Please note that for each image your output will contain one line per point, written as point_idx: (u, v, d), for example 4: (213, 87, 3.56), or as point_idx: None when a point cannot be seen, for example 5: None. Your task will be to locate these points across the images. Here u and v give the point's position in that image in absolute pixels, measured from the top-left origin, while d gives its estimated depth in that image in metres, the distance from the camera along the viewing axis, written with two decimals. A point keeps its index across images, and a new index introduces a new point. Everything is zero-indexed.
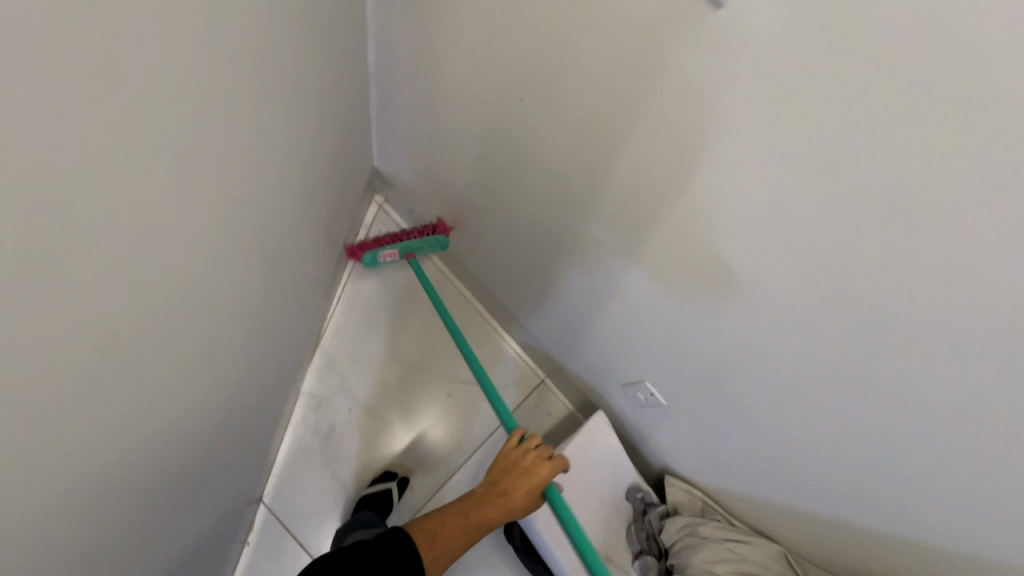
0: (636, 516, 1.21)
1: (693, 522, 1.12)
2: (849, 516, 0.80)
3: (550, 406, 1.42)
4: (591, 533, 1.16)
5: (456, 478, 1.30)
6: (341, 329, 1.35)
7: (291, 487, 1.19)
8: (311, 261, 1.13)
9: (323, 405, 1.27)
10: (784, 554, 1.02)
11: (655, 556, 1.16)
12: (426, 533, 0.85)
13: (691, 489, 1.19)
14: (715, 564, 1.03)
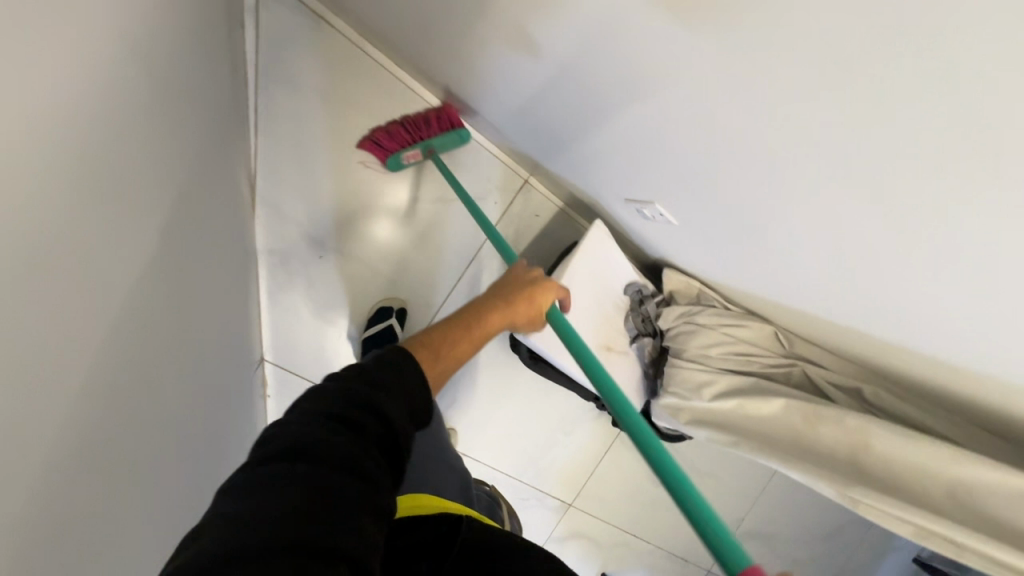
0: (633, 306, 1.24)
1: (689, 311, 1.16)
2: (840, 312, 0.86)
3: (539, 207, 1.28)
4: (596, 332, 1.20)
5: (456, 295, 1.22)
6: (274, 162, 1.08)
7: (289, 344, 1.14)
8: (209, 89, 0.80)
9: (290, 258, 1.11)
10: (774, 333, 1.08)
11: (652, 336, 1.25)
12: (426, 347, 0.68)
13: (689, 278, 1.19)
14: (709, 348, 1.11)
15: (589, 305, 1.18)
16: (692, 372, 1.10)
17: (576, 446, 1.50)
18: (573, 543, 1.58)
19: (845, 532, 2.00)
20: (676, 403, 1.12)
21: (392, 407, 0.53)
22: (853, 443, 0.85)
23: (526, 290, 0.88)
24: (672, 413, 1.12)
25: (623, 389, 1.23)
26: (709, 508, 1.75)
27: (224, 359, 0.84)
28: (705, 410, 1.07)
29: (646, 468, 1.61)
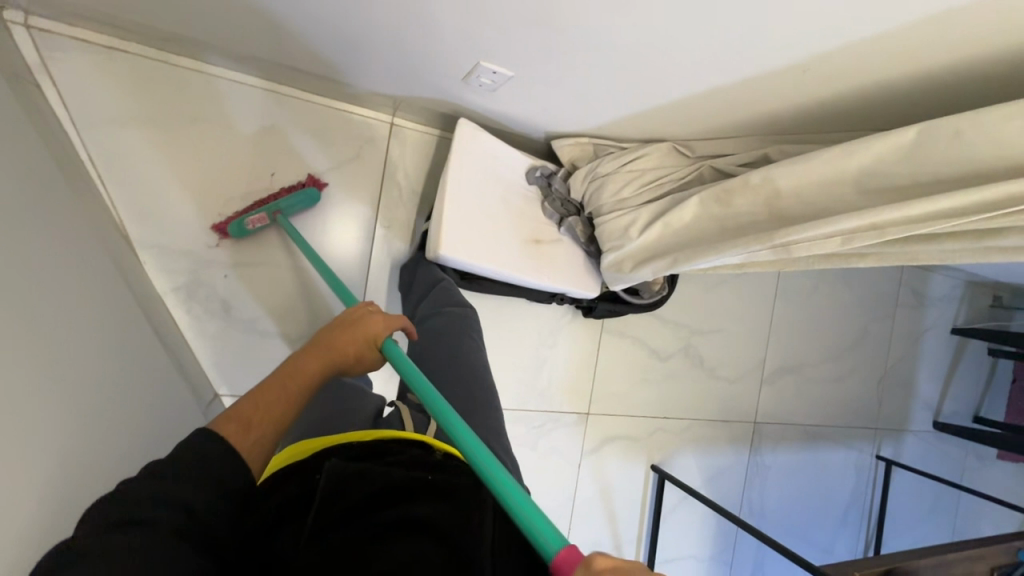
0: (545, 193, 1.21)
1: (591, 168, 1.12)
2: (702, 78, 0.84)
3: (415, 143, 1.27)
4: (518, 230, 1.16)
5: (376, 261, 1.26)
6: (137, 207, 1.07)
7: (236, 369, 1.15)
8: (31, 164, 0.80)
9: (197, 288, 1.11)
10: (671, 147, 1.07)
11: (575, 214, 1.22)
12: (240, 422, 0.55)
13: (577, 137, 1.17)
14: (622, 191, 1.08)
15: (496, 205, 1.14)
16: (618, 222, 1.08)
17: (566, 356, 1.48)
18: (609, 448, 1.56)
19: (869, 328, 1.99)
20: (616, 257, 1.10)
21: (196, 495, 0.48)
22: (764, 198, 0.83)
23: (368, 319, 0.75)
24: (617, 266, 1.10)
25: (568, 273, 1.21)
26: (728, 362, 1.72)
27: (138, 399, 0.84)
28: (640, 249, 1.05)
29: (646, 348, 1.59)
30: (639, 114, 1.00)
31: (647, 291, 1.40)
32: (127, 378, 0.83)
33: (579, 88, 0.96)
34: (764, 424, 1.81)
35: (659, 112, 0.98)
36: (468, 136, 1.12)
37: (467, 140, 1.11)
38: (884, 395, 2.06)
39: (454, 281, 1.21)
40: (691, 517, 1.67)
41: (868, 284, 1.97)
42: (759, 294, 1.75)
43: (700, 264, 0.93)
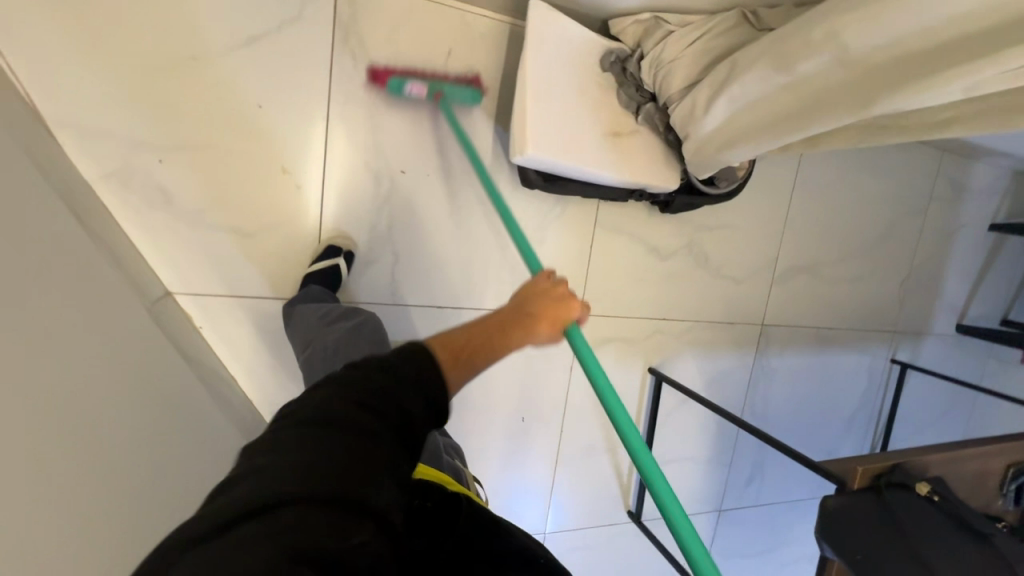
0: (619, 80, 1.11)
1: (656, 55, 1.04)
2: None
3: (369, 0, 1.08)
4: (593, 118, 1.08)
5: (334, 144, 1.12)
6: (43, 77, 0.93)
7: (187, 265, 1.06)
8: None
9: (131, 175, 1.00)
10: (742, 15, 0.97)
11: (652, 101, 1.14)
12: (450, 352, 0.60)
13: (637, 15, 1.07)
14: (695, 74, 1.00)
15: (559, 92, 1.02)
16: (684, 107, 1.00)
17: (556, 254, 1.36)
18: (603, 351, 1.48)
19: (896, 225, 1.81)
20: (695, 146, 1.01)
21: (407, 399, 0.54)
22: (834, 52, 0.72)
23: (561, 295, 0.75)
24: (698, 154, 1.02)
25: (647, 169, 1.15)
26: (737, 261, 1.58)
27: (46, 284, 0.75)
28: (712, 136, 0.97)
29: (645, 246, 1.45)
30: None
31: (723, 181, 1.29)
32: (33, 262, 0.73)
33: None
34: (772, 327, 1.70)
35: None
36: (541, 14, 0.99)
37: (540, 18, 0.98)
38: (907, 296, 1.92)
39: (535, 183, 1.08)
40: (688, 420, 1.62)
41: (900, 174, 1.76)
42: (775, 185, 1.57)
43: (769, 145, 0.88)
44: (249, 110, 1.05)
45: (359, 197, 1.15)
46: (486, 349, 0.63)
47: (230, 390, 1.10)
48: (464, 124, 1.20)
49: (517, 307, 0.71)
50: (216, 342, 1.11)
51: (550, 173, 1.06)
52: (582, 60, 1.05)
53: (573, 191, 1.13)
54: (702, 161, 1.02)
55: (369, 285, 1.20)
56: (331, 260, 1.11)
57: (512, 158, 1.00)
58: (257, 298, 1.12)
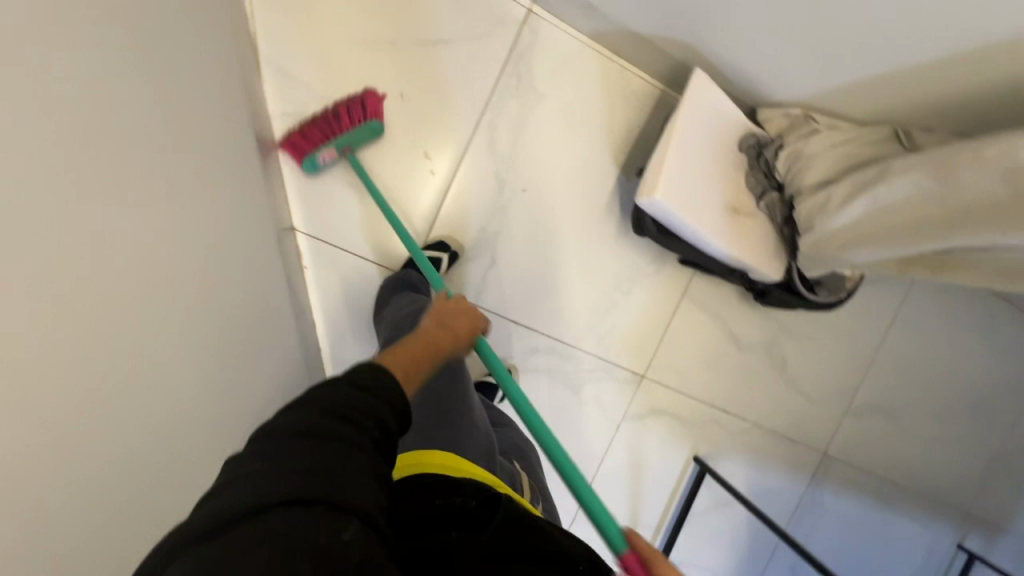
0: (752, 162, 1.15)
1: (797, 147, 1.08)
2: None
3: (547, 37, 1.21)
4: (720, 189, 1.12)
5: (474, 146, 1.22)
6: (272, 27, 1.10)
7: (316, 208, 1.16)
8: None
9: (303, 121, 1.14)
10: (895, 131, 0.98)
11: (778, 191, 1.16)
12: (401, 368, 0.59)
13: (788, 108, 1.12)
14: (830, 173, 1.03)
15: (696, 155, 1.08)
16: (815, 199, 1.01)
17: (637, 308, 1.37)
18: (654, 422, 1.43)
19: (992, 397, 1.68)
20: (816, 239, 1.02)
21: (373, 398, 0.50)
22: (1002, 174, 0.73)
23: (460, 308, 0.81)
24: (817, 245, 1.03)
25: (757, 251, 1.17)
26: (814, 376, 1.52)
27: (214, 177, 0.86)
28: (840, 231, 0.97)
29: (726, 330, 1.43)
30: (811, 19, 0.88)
31: (822, 289, 1.30)
32: (212, 155, 0.84)
33: None
34: (834, 459, 1.58)
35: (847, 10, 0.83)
36: (699, 84, 1.08)
37: (698, 85, 1.07)
38: (992, 482, 1.74)
39: (650, 229, 1.14)
40: (720, 525, 1.51)
41: (1008, 346, 1.66)
42: (871, 313, 1.53)
43: (900, 250, 0.88)
44: (416, 97, 1.18)
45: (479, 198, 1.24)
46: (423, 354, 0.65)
47: (309, 331, 1.16)
48: (592, 162, 1.28)
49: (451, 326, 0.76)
50: (313, 286, 1.19)
51: (667, 224, 1.10)
52: (724, 135, 1.12)
53: (679, 249, 1.18)
54: (820, 254, 1.03)
55: (460, 280, 1.25)
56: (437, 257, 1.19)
57: (637, 199, 1.07)
58: (361, 257, 1.20)
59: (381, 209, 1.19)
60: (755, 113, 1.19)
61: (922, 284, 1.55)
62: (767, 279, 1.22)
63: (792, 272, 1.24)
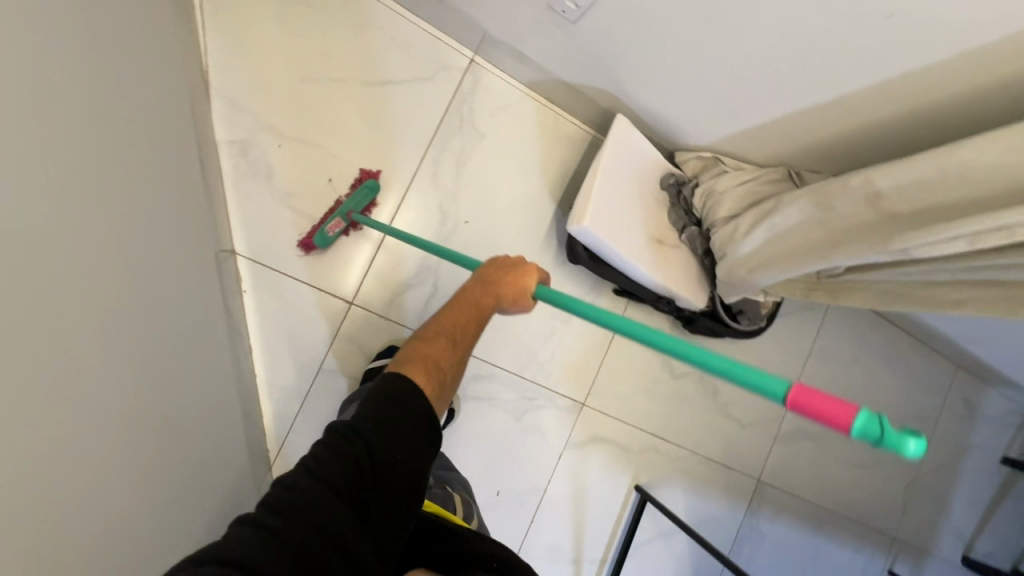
0: (673, 199, 1.28)
1: (709, 185, 1.21)
2: (781, 22, 0.86)
3: (489, 83, 1.32)
4: (645, 221, 1.23)
5: (419, 179, 1.28)
6: (223, 62, 1.16)
7: (259, 233, 1.18)
8: None
9: (250, 148, 1.17)
10: (787, 171, 1.13)
11: (696, 225, 1.28)
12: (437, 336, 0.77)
13: (700, 153, 1.26)
14: (738, 206, 1.15)
15: (621, 190, 1.19)
16: (726, 230, 1.14)
17: (575, 336, 1.42)
18: (595, 449, 1.45)
19: (906, 423, 1.82)
20: (729, 264, 1.13)
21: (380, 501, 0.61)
22: (864, 200, 0.86)
23: (517, 270, 0.83)
24: (730, 271, 1.13)
25: (681, 278, 1.27)
26: (744, 403, 1.61)
27: (150, 191, 0.88)
28: (748, 257, 1.08)
29: (660, 358, 1.50)
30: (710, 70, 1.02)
31: (744, 318, 1.41)
32: (140, 172, 0.85)
33: (660, 29, 0.99)
34: (768, 485, 1.64)
35: (738, 62, 0.98)
36: (623, 128, 1.21)
37: (622, 128, 1.20)
38: (913, 506, 1.84)
39: (583, 256, 1.23)
40: (664, 555, 1.51)
41: (913, 373, 1.82)
42: (791, 343, 1.65)
43: (794, 272, 0.99)
44: (364, 131, 1.24)
45: (423, 226, 1.29)
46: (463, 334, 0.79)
47: (244, 356, 1.14)
48: (531, 198, 1.37)
49: (485, 287, 0.82)
50: (251, 311, 1.18)
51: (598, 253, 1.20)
52: (646, 173, 1.24)
53: (611, 275, 1.27)
54: (733, 280, 1.14)
55: (403, 307, 1.27)
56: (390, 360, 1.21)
57: (569, 227, 1.15)
58: (301, 281, 1.21)
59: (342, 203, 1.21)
60: (674, 156, 1.33)
61: (834, 317, 1.70)
62: (692, 306, 1.31)
63: (715, 300, 1.34)
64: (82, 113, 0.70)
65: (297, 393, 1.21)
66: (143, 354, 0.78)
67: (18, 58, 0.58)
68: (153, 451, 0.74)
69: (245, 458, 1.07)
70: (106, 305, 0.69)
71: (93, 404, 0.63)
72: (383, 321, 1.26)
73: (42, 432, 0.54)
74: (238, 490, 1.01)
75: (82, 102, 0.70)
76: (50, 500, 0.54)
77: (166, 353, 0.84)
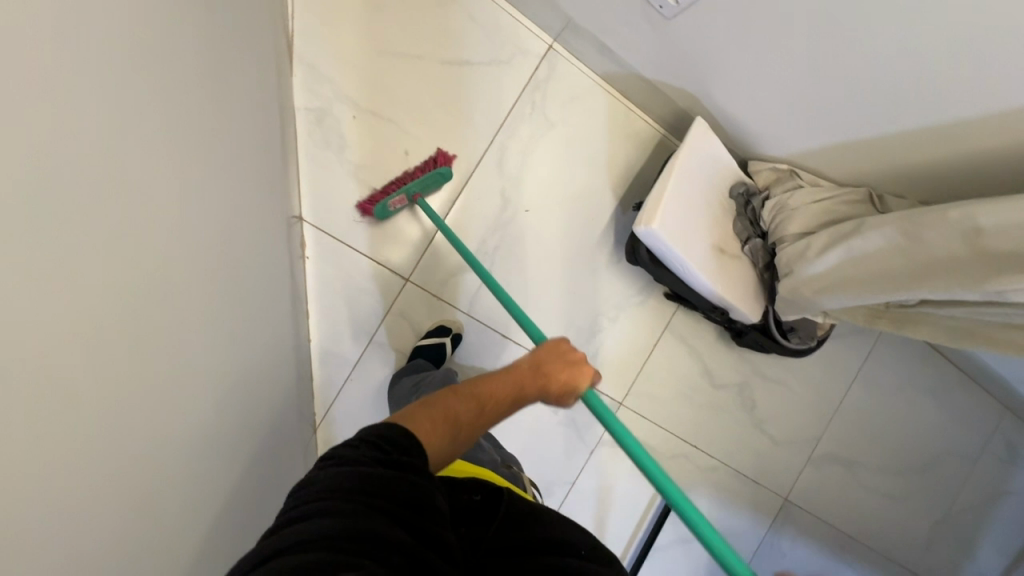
0: (740, 209, 1.25)
1: (781, 199, 1.18)
2: (895, 40, 0.82)
3: (564, 72, 1.31)
4: (710, 229, 1.20)
5: (485, 162, 1.28)
6: (308, 29, 1.17)
7: (325, 202, 1.19)
8: None
9: (324, 117, 1.19)
10: (868, 193, 1.09)
11: (761, 238, 1.25)
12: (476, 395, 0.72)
13: (775, 164, 1.23)
14: (810, 224, 1.12)
15: (691, 195, 1.17)
16: (795, 247, 1.11)
17: (621, 336, 1.41)
18: (626, 449, 1.45)
19: (942, 460, 1.77)
20: (794, 282, 1.10)
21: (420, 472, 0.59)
22: (961, 235, 0.82)
23: (576, 362, 0.84)
24: (795, 289, 1.10)
25: (739, 290, 1.25)
26: (780, 421, 1.58)
27: (230, 153, 0.89)
28: (817, 277, 1.05)
29: (702, 367, 1.49)
30: (806, 81, 0.98)
31: (795, 337, 1.38)
32: (224, 134, 0.87)
33: (759, 34, 0.96)
34: (793, 505, 1.62)
35: (838, 77, 0.94)
36: (700, 132, 1.18)
37: (699, 132, 1.17)
38: (938, 543, 1.80)
39: (643, 257, 1.21)
40: (681, 561, 1.52)
41: (959, 410, 1.76)
42: (836, 367, 1.62)
43: (868, 299, 0.96)
44: (436, 110, 1.24)
45: (484, 211, 1.29)
46: (502, 399, 0.74)
47: (301, 320, 1.17)
48: (593, 192, 1.35)
49: (535, 367, 0.80)
50: (312, 277, 1.21)
51: (659, 256, 1.18)
52: (717, 180, 1.21)
53: (667, 280, 1.25)
54: (796, 298, 1.12)
55: (456, 288, 1.29)
56: (439, 340, 1.24)
57: (635, 228, 1.14)
58: (361, 253, 1.23)
59: (410, 182, 1.19)
60: (746, 164, 1.29)
61: (884, 344, 1.65)
62: (745, 320, 1.29)
63: (769, 316, 1.32)
64: (171, 73, 0.70)
65: (345, 362, 1.24)
66: (211, 314, 0.80)
67: (111, 15, 0.58)
68: (212, 409, 0.77)
69: (293, 421, 1.11)
70: (178, 264, 0.71)
71: (158, 357, 0.64)
72: (434, 301, 1.28)
73: (115, 385, 0.56)
74: (286, 448, 1.05)
75: (172, 62, 0.71)
76: (124, 449, 0.56)
77: (229, 311, 0.85)
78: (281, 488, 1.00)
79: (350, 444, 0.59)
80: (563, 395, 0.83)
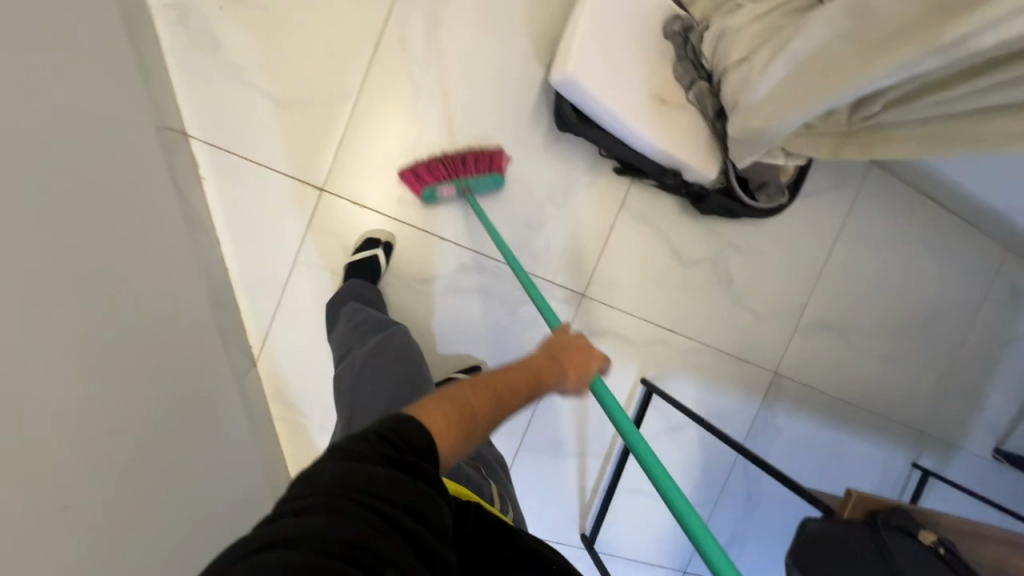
0: (678, 49, 1.10)
1: (721, 25, 1.02)
2: None
3: None
4: (644, 74, 1.06)
5: (385, 43, 1.13)
6: None
7: (211, 113, 1.07)
8: None
9: (188, 14, 1.04)
10: None
11: (707, 80, 1.10)
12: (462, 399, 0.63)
13: None
14: (751, 43, 0.96)
15: (613, 35, 1.02)
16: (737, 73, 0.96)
17: (574, 221, 1.30)
18: (598, 343, 1.37)
19: (943, 313, 1.67)
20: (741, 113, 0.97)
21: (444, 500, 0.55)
22: None
23: (585, 350, 0.85)
24: (743, 122, 0.97)
25: (688, 143, 1.11)
26: (762, 293, 1.48)
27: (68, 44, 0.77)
28: (762, 103, 0.92)
29: (668, 244, 1.38)
30: None
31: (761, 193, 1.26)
32: None
33: None
34: (784, 379, 1.55)
35: None
36: None
37: None
38: (944, 398, 1.73)
39: (570, 119, 1.08)
40: (672, 449, 1.47)
41: (957, 256, 1.64)
42: (817, 226, 1.49)
43: (817, 108, 0.83)
44: None
45: (395, 101, 1.15)
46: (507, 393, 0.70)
47: (211, 247, 1.07)
48: (515, 62, 1.20)
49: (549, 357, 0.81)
50: (216, 200, 1.10)
51: (587, 113, 1.05)
52: (645, 16, 1.05)
53: (606, 144, 1.12)
54: (746, 134, 0.98)
55: (379, 193, 1.17)
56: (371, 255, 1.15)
57: (551, 81, 1.01)
58: (265, 167, 1.11)
59: (466, 174, 1.16)
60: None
61: (868, 195, 1.52)
62: (702, 178, 1.15)
63: (729, 170, 1.18)
64: None
65: (273, 288, 1.15)
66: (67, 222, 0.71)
67: None
68: None
69: (220, 352, 1.03)
70: None
71: None
72: (358, 209, 1.17)
73: None
74: (216, 380, 0.98)
75: None
76: None
77: (107, 221, 0.76)
78: (215, 419, 0.94)
79: (363, 435, 0.53)
80: (576, 365, 0.83)
